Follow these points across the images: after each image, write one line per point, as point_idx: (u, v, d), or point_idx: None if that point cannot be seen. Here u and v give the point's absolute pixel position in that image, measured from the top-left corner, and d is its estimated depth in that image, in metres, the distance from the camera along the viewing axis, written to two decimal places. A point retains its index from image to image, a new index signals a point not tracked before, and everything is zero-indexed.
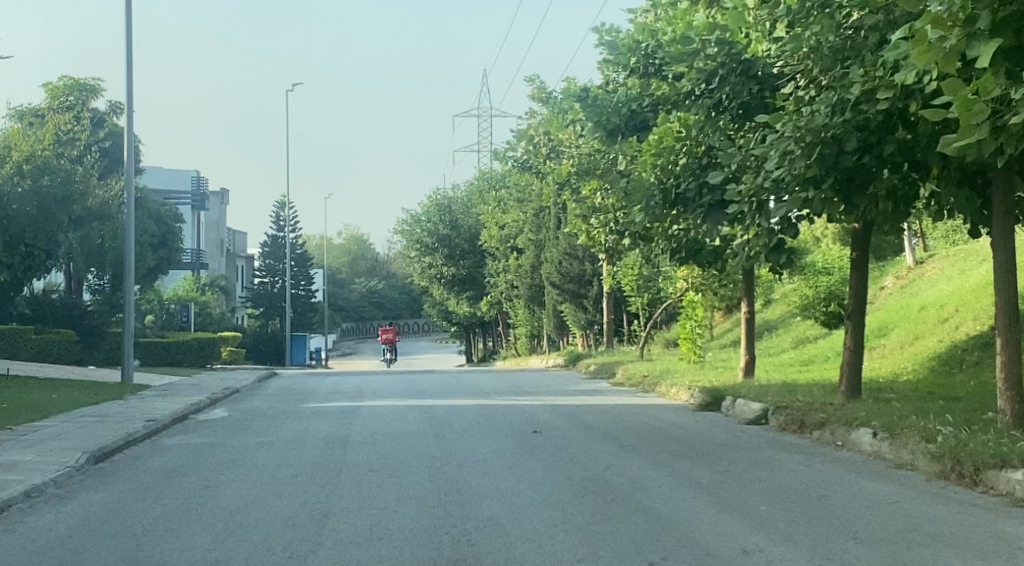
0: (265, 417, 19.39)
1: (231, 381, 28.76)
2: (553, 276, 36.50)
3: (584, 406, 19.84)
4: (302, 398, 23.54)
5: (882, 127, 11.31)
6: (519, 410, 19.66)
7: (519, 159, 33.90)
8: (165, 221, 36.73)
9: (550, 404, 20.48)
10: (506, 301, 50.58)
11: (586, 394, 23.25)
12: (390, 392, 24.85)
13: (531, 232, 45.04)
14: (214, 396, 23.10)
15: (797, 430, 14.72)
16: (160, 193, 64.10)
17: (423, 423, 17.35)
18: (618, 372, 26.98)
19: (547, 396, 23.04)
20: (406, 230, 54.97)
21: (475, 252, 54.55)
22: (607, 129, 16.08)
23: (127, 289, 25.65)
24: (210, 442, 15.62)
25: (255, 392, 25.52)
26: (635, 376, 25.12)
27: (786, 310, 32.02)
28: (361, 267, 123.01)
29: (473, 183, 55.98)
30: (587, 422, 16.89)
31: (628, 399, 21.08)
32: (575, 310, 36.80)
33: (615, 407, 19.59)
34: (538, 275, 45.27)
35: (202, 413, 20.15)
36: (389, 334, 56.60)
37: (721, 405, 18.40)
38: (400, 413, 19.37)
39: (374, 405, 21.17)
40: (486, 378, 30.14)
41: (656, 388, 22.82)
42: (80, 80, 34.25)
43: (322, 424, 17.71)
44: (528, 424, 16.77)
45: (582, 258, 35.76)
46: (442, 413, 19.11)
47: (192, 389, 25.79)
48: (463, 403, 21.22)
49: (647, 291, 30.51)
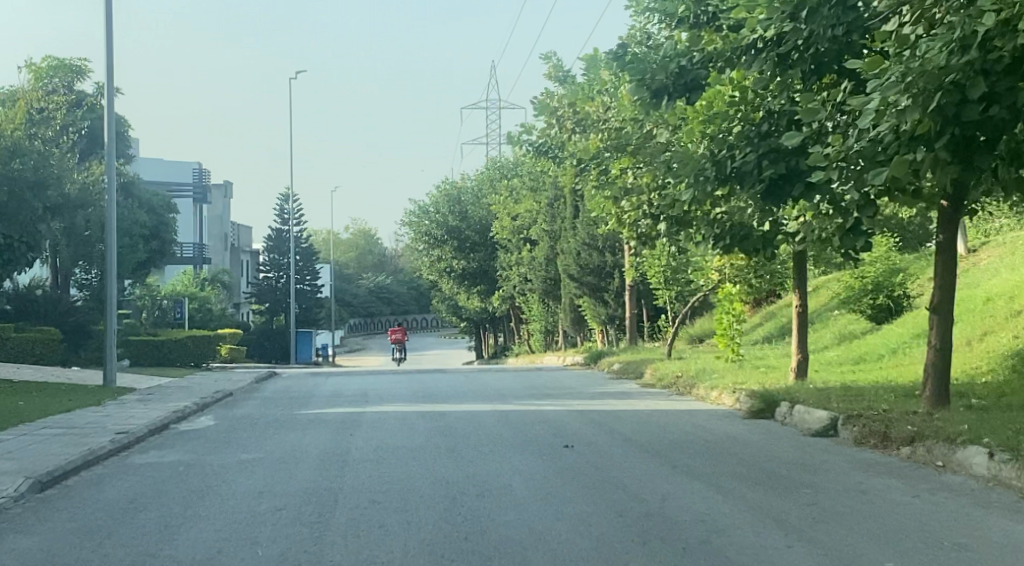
0: (257, 426, 17.20)
1: (225, 383, 26.56)
2: (571, 268, 34.23)
3: (616, 413, 17.60)
4: (300, 402, 21.28)
5: (1013, 72, 9.06)
6: (543, 417, 17.42)
7: (536, 143, 31.64)
8: (158, 211, 34.50)
9: (579, 411, 18.26)
10: (520, 295, 48.34)
11: (615, 397, 20.99)
12: (398, 395, 22.62)
13: (546, 222, 42.86)
14: (202, 401, 20.86)
15: (880, 444, 12.45)
16: (160, 186, 61.88)
17: (435, 436, 15.17)
18: (646, 371, 24.63)
19: (573, 399, 20.80)
20: (414, 222, 52.71)
21: (487, 244, 52.21)
22: (651, 89, 13.39)
23: (110, 288, 23.38)
24: (185, 460, 13.41)
25: (249, 396, 23.32)
26: (667, 375, 22.80)
27: (823, 303, 29.81)
28: (368, 262, 121.02)
29: (484, 172, 53.65)
30: (625, 434, 14.67)
31: (665, 404, 18.83)
32: (594, 305, 34.52)
33: (652, 414, 17.34)
34: (554, 268, 43.03)
35: (185, 421, 17.92)
36: (399, 334, 54.35)
37: (775, 411, 16.11)
38: (410, 422, 17.18)
39: (380, 412, 18.94)
40: (501, 379, 27.88)
41: (692, 391, 20.55)
42: (67, 60, 31.64)
43: (321, 435, 15.54)
44: (557, 436, 14.56)
45: (602, 249, 33.49)
46: (458, 422, 16.94)
47: (181, 392, 23.59)
48: (480, 409, 19.00)
49: (675, 283, 28.16)
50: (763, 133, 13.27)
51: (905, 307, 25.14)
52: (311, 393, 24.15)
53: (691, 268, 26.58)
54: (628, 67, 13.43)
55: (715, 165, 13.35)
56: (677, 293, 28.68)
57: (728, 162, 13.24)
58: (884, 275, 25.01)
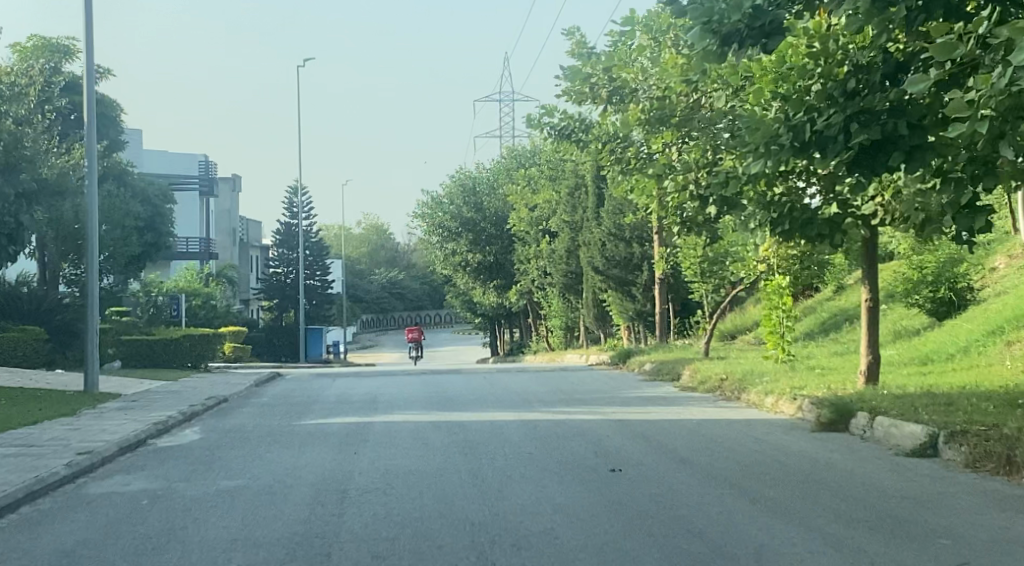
0: (249, 440, 15.01)
1: (221, 387, 24.34)
2: (596, 260, 31.95)
3: (660, 425, 15.34)
4: (303, 410, 19.05)
5: None
6: (579, 428, 15.17)
7: (561, 126, 29.42)
8: (152, 202, 32.29)
9: (616, 420, 16.03)
10: (539, 290, 46.04)
11: (654, 403, 18.70)
12: (412, 400, 20.36)
13: (566, 213, 40.62)
14: (191, 409, 18.63)
15: (1003, 472, 10.15)
16: (165, 178, 59.71)
17: (454, 453, 12.96)
18: (684, 373, 22.33)
19: (606, 405, 18.54)
20: (427, 213, 50.45)
21: (503, 237, 49.96)
22: (722, 34, 10.82)
23: (91, 284, 21.18)
24: (155, 487, 11.23)
25: (247, 402, 21.07)
26: (710, 377, 20.48)
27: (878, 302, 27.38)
28: (381, 257, 118.88)
29: (500, 162, 51.38)
30: (676, 453, 12.45)
31: (715, 413, 16.56)
32: (621, 300, 32.22)
33: (702, 425, 15.08)
34: (575, 261, 40.73)
35: (168, 434, 15.73)
36: (417, 333, 51.97)
37: (851, 424, 13.83)
38: (424, 436, 14.95)
39: (391, 422, 16.72)
40: (524, 380, 25.63)
41: (742, 396, 18.23)
42: (53, 40, 29.62)
43: (321, 453, 13.34)
44: (600, 455, 12.32)
45: (628, 240, 31.28)
46: (479, 435, 14.72)
47: (170, 398, 21.35)
48: (503, 418, 16.78)
49: (713, 278, 25.86)
50: (850, 90, 10.95)
51: (969, 301, 22.78)
52: (315, 398, 21.91)
53: (734, 258, 24.29)
54: (691, 7, 10.90)
55: (791, 131, 11.11)
56: (715, 286, 26.38)
57: (808, 126, 10.98)
58: (946, 264, 22.59)
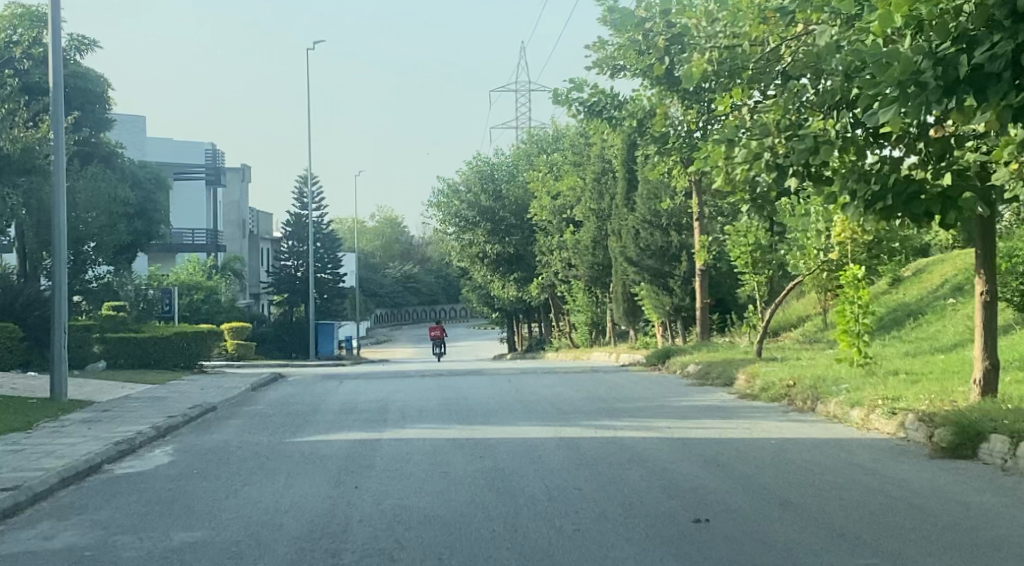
0: (229, 465, 12.24)
1: (213, 391, 21.60)
2: (629, 250, 29.17)
3: (731, 445, 12.57)
4: (302, 423, 16.28)
5: None
6: (633, 451, 12.36)
7: (592, 102, 26.86)
8: (142, 186, 29.50)
9: (675, 439, 13.22)
10: (562, 283, 43.24)
11: (714, 415, 15.87)
12: (428, 409, 17.55)
13: (593, 200, 37.95)
14: (169, 422, 15.87)
15: None
16: (168, 167, 57.00)
17: (483, 490, 10.20)
18: (739, 376, 19.61)
19: (656, 418, 15.73)
20: (443, 202, 47.74)
21: (523, 227, 47.00)
22: None
23: (58, 277, 18.32)
24: (88, 539, 8.49)
25: (238, 411, 18.28)
26: (775, 384, 17.59)
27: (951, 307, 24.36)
28: (395, 250, 116.31)
29: (520, 148, 48.73)
30: (769, 490, 9.72)
31: (794, 431, 13.72)
32: (656, 296, 29.24)
33: (784, 448, 12.30)
34: (602, 252, 37.95)
35: (134, 457, 12.97)
36: (440, 330, 49.11)
37: (981, 449, 10.98)
38: (442, 460, 12.14)
39: (404, 441, 13.94)
40: (555, 383, 22.77)
41: (819, 408, 15.35)
42: (33, 9, 26.08)
43: (312, 486, 10.55)
44: (671, 495, 9.55)
45: (665, 227, 28.61)
46: (510, 459, 11.93)
47: (148, 405, 18.58)
48: (537, 436, 14.00)
49: (765, 268, 23.14)
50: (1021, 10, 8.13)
51: None
52: (317, 406, 19.11)
53: (794, 246, 21.66)
54: None
55: (939, 67, 8.36)
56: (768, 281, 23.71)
57: (963, 60, 8.23)
58: None
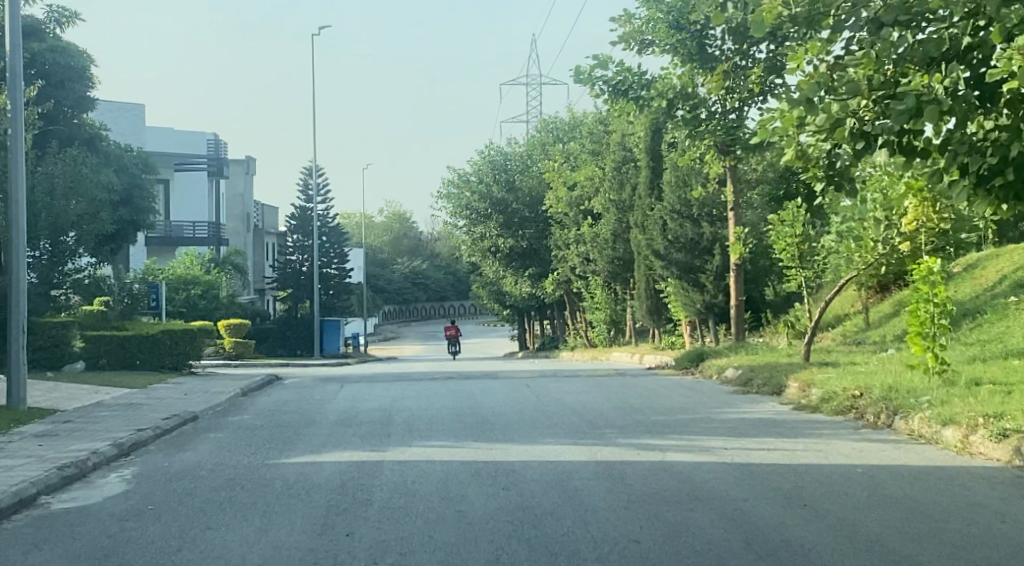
0: (194, 498, 9.98)
1: (197, 397, 19.33)
2: (656, 244, 26.89)
3: (811, 475, 10.29)
4: (293, 439, 14.01)
5: None
6: (690, 481, 10.11)
7: (617, 83, 24.73)
8: (129, 171, 27.16)
9: (737, 465, 10.94)
10: (579, 279, 40.98)
11: (771, 432, 13.58)
12: (438, 421, 15.30)
13: (613, 191, 35.75)
14: (137, 436, 13.64)
15: None
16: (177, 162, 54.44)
17: (511, 544, 7.98)
18: (791, 384, 17.28)
19: (705, 434, 13.43)
20: (454, 193, 45.51)
21: (538, 219, 44.66)
22: None
23: (16, 265, 15.96)
24: None
25: (221, 422, 16.03)
26: (838, 394, 15.24)
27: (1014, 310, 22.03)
28: (403, 246, 114.12)
29: (535, 136, 46.51)
30: (887, 550, 7.51)
31: (877, 455, 11.45)
32: (686, 294, 26.86)
33: (876, 479, 10.04)
34: (623, 246, 35.68)
35: (85, 484, 10.75)
36: (454, 329, 46.84)
37: None
38: (457, 493, 9.92)
39: (411, 464, 11.68)
40: (578, 389, 20.45)
41: (899, 425, 13.02)
42: None
43: (292, 532, 8.37)
44: (760, 557, 7.36)
45: (696, 218, 26.34)
46: (540, 493, 9.69)
47: (118, 414, 16.29)
48: (569, 459, 11.75)
49: (814, 265, 20.84)
50: None
51: None
52: (312, 415, 16.84)
53: (847, 239, 19.38)
54: None
55: None
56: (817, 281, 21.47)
57: None
58: None
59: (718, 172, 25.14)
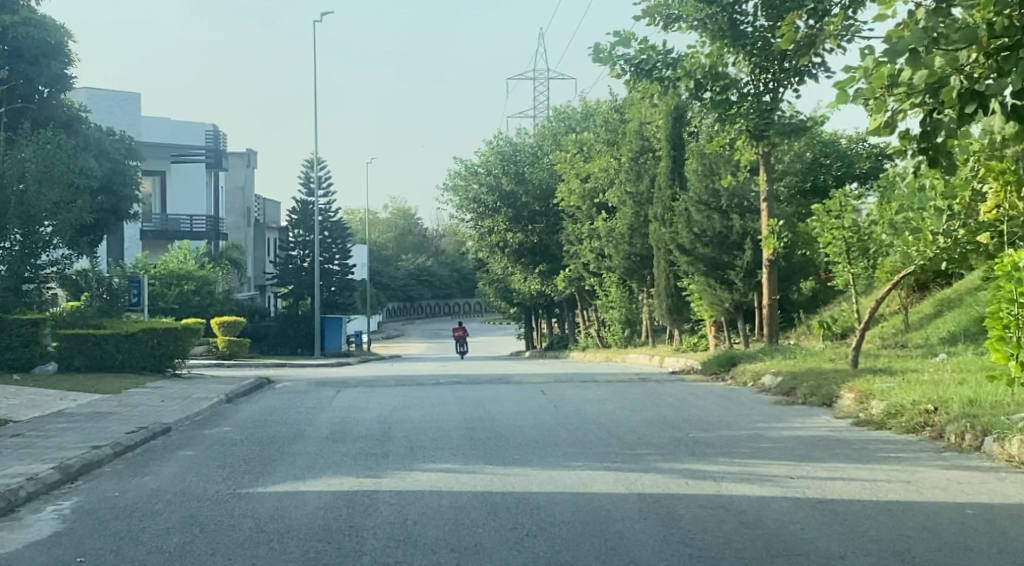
0: (140, 545, 7.91)
1: (174, 405, 17.28)
2: (681, 239, 24.85)
3: (913, 522, 8.22)
4: (274, 459, 11.94)
5: None
6: (764, 526, 8.03)
7: (640, 61, 21.52)
8: (109, 155, 25.09)
9: (813, 503, 8.86)
10: (592, 277, 38.89)
11: (839, 455, 11.50)
12: (444, 438, 13.21)
13: (629, 182, 33.75)
14: (91, 456, 11.55)
15: None
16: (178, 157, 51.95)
17: None
18: (845, 395, 15.21)
19: (761, 457, 11.33)
20: (461, 185, 43.49)
21: (549, 213, 42.57)
22: None
23: None
24: None
25: (195, 436, 13.95)
26: (910, 408, 13.15)
27: None
28: (408, 243, 111.96)
29: (546, 127, 44.46)
30: None
31: (982, 490, 9.37)
32: (713, 292, 24.75)
33: (998, 527, 7.96)
34: (640, 240, 33.56)
35: (10, 524, 8.67)
36: (462, 329, 44.84)
37: None
38: (471, 542, 7.85)
39: (412, 497, 9.61)
40: (599, 398, 18.33)
41: (995, 448, 10.93)
42: None
43: None
44: None
45: (725, 210, 24.29)
46: (577, 545, 7.62)
47: (78, 426, 14.23)
48: (605, 491, 9.66)
49: (863, 262, 18.77)
50: None
51: None
52: (301, 427, 14.76)
53: (903, 229, 17.24)
54: None
55: None
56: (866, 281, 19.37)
57: None
58: None
59: (751, 158, 22.99)
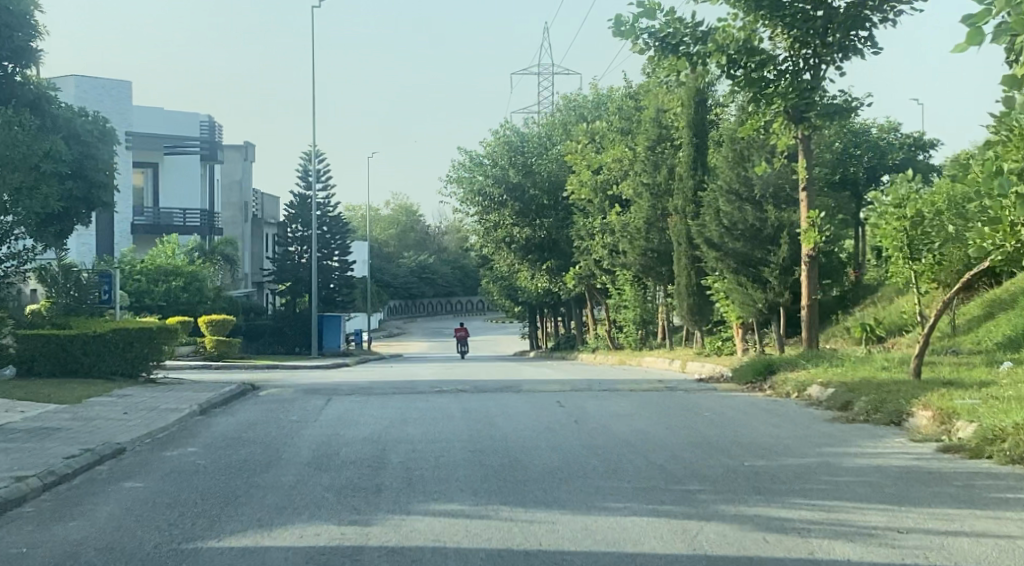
0: None
1: (137, 418, 14.96)
2: (709, 232, 22.64)
3: None
4: (242, 494, 9.68)
5: None
6: None
7: (666, 33, 17.81)
8: (83, 137, 22.31)
9: None
10: (604, 274, 36.58)
11: (944, 494, 9.24)
12: (451, 466, 10.91)
13: (646, 172, 31.50)
14: (10, 491, 9.28)
15: None
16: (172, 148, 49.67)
17: None
18: (921, 414, 12.94)
19: (848, 498, 9.07)
20: (466, 177, 41.31)
21: (558, 207, 40.30)
22: None
23: None
24: None
25: (150, 460, 11.68)
26: (1012, 431, 10.90)
27: None
28: (410, 239, 109.60)
29: (555, 116, 42.19)
30: None
31: None
32: (744, 291, 22.39)
33: None
34: (657, 235, 31.30)
35: None
36: (463, 329, 42.60)
37: None
38: None
39: (407, 557, 7.33)
40: (625, 411, 16.03)
41: None
42: None
43: None
44: None
45: (760, 200, 22.04)
46: None
47: (13, 446, 11.96)
48: (660, 550, 7.40)
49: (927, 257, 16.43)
50: None
51: None
52: (280, 448, 12.48)
53: (978, 219, 14.93)
54: None
55: None
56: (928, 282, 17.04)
57: None
58: None
59: (789, 142, 20.54)
